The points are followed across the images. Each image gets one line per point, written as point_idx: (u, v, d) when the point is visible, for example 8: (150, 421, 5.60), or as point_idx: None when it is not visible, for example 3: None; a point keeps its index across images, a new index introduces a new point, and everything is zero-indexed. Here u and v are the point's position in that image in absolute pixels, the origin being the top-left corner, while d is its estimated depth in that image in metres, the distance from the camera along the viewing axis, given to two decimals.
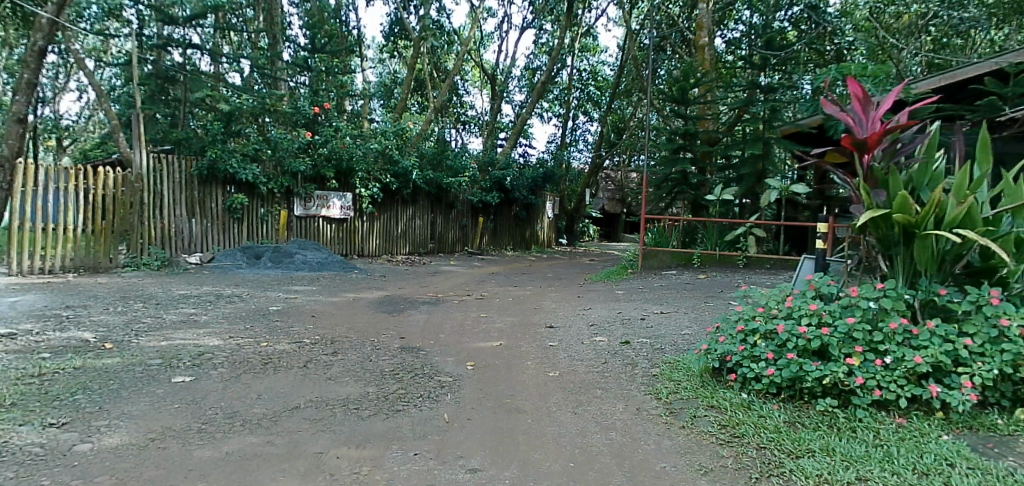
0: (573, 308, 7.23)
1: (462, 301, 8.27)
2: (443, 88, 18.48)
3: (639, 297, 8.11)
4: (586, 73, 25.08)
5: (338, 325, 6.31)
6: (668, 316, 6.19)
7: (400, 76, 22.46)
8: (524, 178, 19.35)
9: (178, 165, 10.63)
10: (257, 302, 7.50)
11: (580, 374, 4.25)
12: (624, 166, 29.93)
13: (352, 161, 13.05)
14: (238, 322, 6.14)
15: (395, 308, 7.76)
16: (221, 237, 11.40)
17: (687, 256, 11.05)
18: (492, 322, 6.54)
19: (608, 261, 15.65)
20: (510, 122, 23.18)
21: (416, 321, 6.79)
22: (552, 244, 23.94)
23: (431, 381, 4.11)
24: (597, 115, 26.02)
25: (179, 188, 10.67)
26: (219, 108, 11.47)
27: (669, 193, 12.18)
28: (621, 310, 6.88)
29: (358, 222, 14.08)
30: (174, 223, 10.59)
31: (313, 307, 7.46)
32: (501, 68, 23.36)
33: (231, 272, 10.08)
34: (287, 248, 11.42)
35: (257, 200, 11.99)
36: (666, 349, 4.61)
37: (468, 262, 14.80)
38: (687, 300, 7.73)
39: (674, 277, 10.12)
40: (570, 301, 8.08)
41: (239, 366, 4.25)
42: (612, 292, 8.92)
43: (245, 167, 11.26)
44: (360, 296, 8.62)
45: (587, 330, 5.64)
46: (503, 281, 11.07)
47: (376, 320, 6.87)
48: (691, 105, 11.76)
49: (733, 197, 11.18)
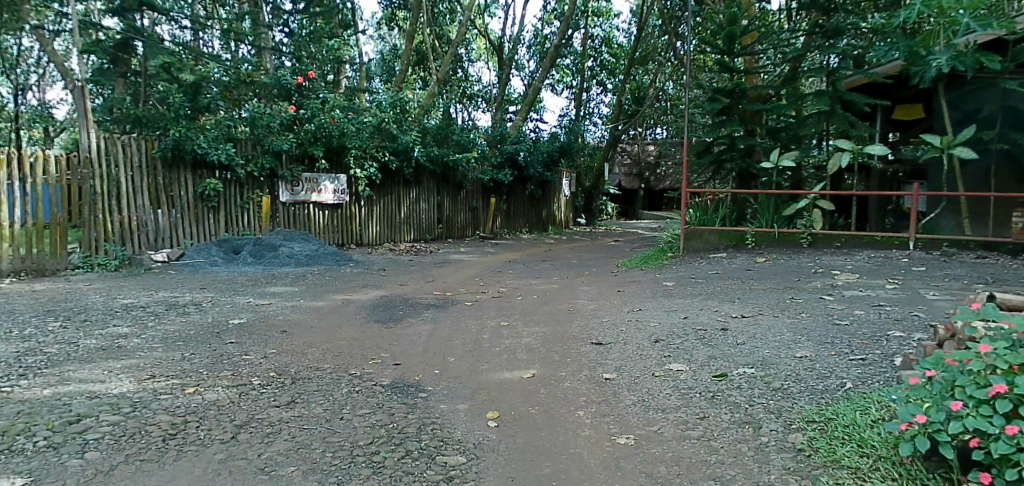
0: (618, 311, 5.64)
1: (476, 301, 6.69)
2: (447, 57, 16.77)
3: (697, 292, 6.50)
4: (598, 40, 23.16)
5: (312, 348, 4.72)
6: (757, 325, 4.56)
7: (399, 49, 20.62)
8: (538, 153, 17.68)
9: (137, 147, 9.00)
10: (217, 313, 5.93)
11: (669, 445, 2.64)
12: (640, 138, 28.30)
13: (344, 138, 11.41)
14: (176, 349, 4.55)
15: (393, 313, 6.20)
16: (194, 230, 9.78)
17: (737, 236, 9.48)
18: (518, 335, 4.94)
19: (636, 243, 14.03)
20: (519, 94, 21.39)
21: (418, 334, 5.22)
22: (570, 224, 22.26)
23: (430, 466, 2.51)
24: (612, 84, 24.24)
25: (140, 174, 9.05)
26: (181, 78, 9.73)
27: (714, 162, 10.32)
28: (684, 313, 5.27)
29: (354, 207, 12.47)
30: (135, 214, 8.98)
31: (288, 318, 5.88)
32: (509, 37, 21.57)
33: (203, 270, 8.54)
34: (271, 240, 9.85)
35: (235, 186, 10.35)
36: (798, 393, 2.99)
37: (480, 248, 13.20)
38: (760, 294, 6.09)
39: (728, 262, 8.48)
40: (610, 298, 6.50)
41: (127, 443, 2.67)
42: (659, 284, 7.28)
43: (217, 146, 9.68)
44: (351, 298, 7.05)
45: (653, 351, 4.02)
46: (522, 271, 9.47)
47: (366, 335, 5.28)
48: (737, 56, 9.88)
49: (793, 163, 9.44)
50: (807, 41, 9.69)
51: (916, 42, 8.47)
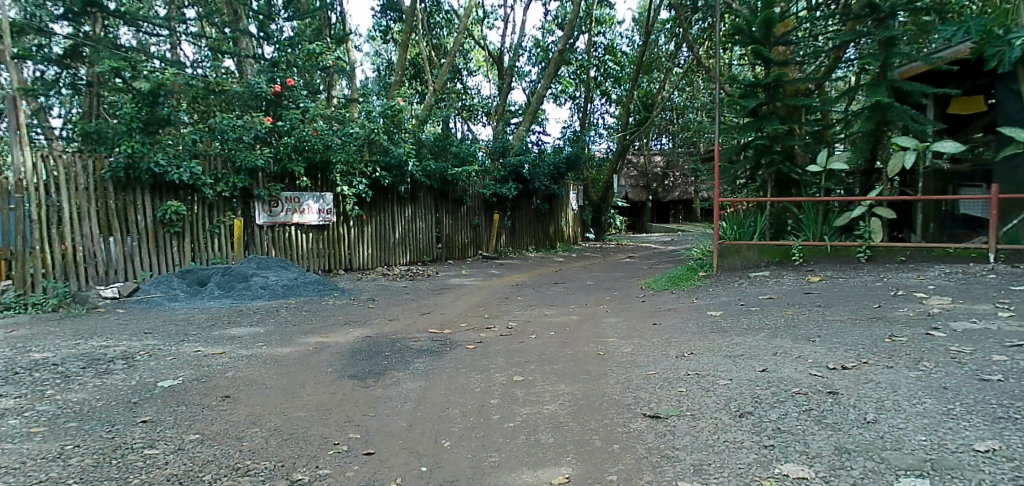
0: (668, 358, 4.31)
1: (482, 343, 5.39)
2: (444, 65, 15.58)
3: (758, 325, 5.17)
4: (602, 48, 22.02)
5: (254, 427, 3.42)
6: (877, 386, 3.24)
7: (394, 62, 19.41)
8: (544, 165, 16.39)
9: (83, 166, 7.73)
10: (149, 370, 4.64)
11: None
12: (646, 150, 27.13)
13: (329, 152, 10.14)
14: (59, 436, 3.25)
15: (378, 362, 4.89)
16: (155, 258, 8.51)
17: (781, 251, 8.28)
18: (538, 400, 3.61)
19: (655, 260, 12.69)
20: (519, 106, 20.01)
21: (406, 397, 3.94)
22: (579, 240, 20.96)
23: None
24: (618, 94, 22.99)
25: (89, 198, 7.79)
26: (135, 86, 8.39)
27: (750, 168, 9.01)
28: (757, 362, 3.95)
29: (342, 228, 11.19)
30: (82, 244, 7.70)
31: (238, 375, 4.57)
32: (508, 47, 20.40)
33: (159, 308, 7.27)
34: (243, 268, 8.57)
35: (202, 208, 9.10)
36: None
37: (483, 270, 11.87)
38: (842, 329, 4.77)
39: (776, 284, 7.19)
40: (647, 336, 5.18)
41: None
42: (703, 314, 5.93)
43: (180, 163, 8.46)
44: (328, 341, 5.76)
45: (742, 437, 2.72)
46: (533, 298, 8.14)
47: (334, 400, 3.95)
48: (775, 44, 8.60)
49: (844, 167, 8.15)
50: (853, 27, 8.45)
51: (989, 21, 7.26)
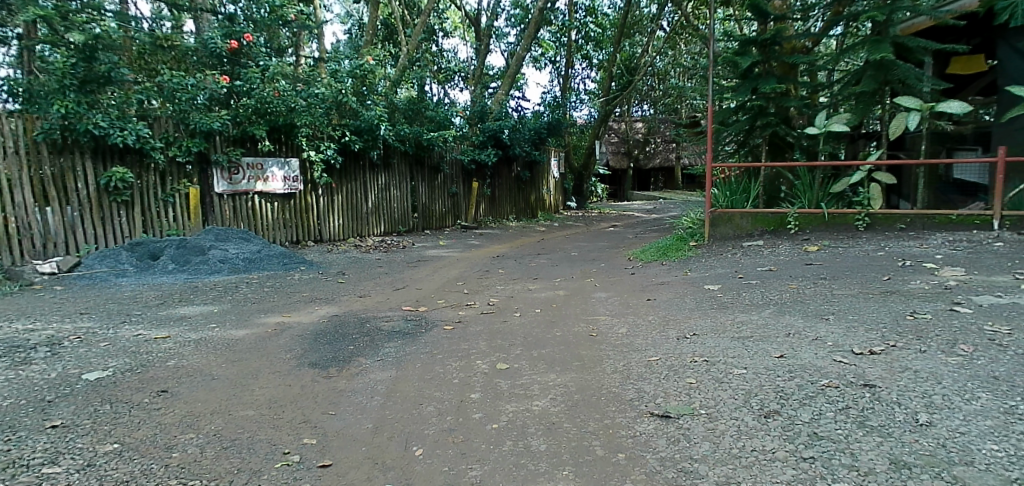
0: (668, 341, 3.82)
1: (459, 323, 4.87)
2: (418, 24, 14.68)
3: (762, 302, 4.70)
4: (583, 9, 20.88)
5: (188, 432, 2.88)
6: (918, 377, 2.79)
7: (365, 22, 18.39)
8: (524, 131, 15.73)
9: (9, 127, 6.94)
10: (77, 359, 4.03)
11: None
12: (627, 116, 26.49)
13: (293, 115, 9.40)
14: None
15: (343, 346, 4.34)
16: (101, 230, 7.79)
17: (776, 219, 7.82)
18: (525, 394, 3.12)
19: (640, 229, 12.24)
20: (497, 70, 19.12)
21: (372, 390, 3.41)
22: (560, 209, 20.46)
23: None
24: (599, 57, 22.20)
25: (18, 162, 7.02)
26: (69, 38, 7.53)
27: (743, 131, 8.51)
28: (772, 346, 3.48)
29: (310, 196, 10.52)
30: (14, 215, 6.96)
31: (181, 364, 3.99)
32: (486, 7, 19.43)
33: (105, 285, 6.62)
34: (200, 240, 7.88)
35: (153, 175, 8.36)
36: None
37: (462, 240, 11.31)
38: (855, 305, 4.33)
39: (773, 254, 6.77)
40: (641, 313, 4.70)
41: None
42: (699, 288, 5.46)
43: (124, 125, 7.70)
44: (289, 321, 5.18)
45: (775, 445, 2.27)
46: (515, 271, 7.62)
47: (290, 394, 3.42)
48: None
49: (843, 129, 7.69)
50: None
51: None
